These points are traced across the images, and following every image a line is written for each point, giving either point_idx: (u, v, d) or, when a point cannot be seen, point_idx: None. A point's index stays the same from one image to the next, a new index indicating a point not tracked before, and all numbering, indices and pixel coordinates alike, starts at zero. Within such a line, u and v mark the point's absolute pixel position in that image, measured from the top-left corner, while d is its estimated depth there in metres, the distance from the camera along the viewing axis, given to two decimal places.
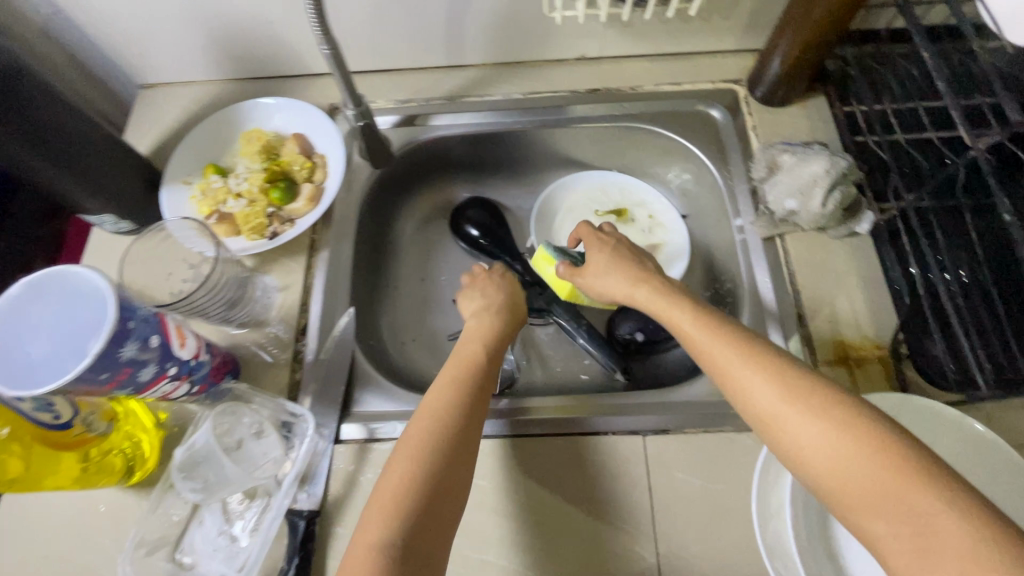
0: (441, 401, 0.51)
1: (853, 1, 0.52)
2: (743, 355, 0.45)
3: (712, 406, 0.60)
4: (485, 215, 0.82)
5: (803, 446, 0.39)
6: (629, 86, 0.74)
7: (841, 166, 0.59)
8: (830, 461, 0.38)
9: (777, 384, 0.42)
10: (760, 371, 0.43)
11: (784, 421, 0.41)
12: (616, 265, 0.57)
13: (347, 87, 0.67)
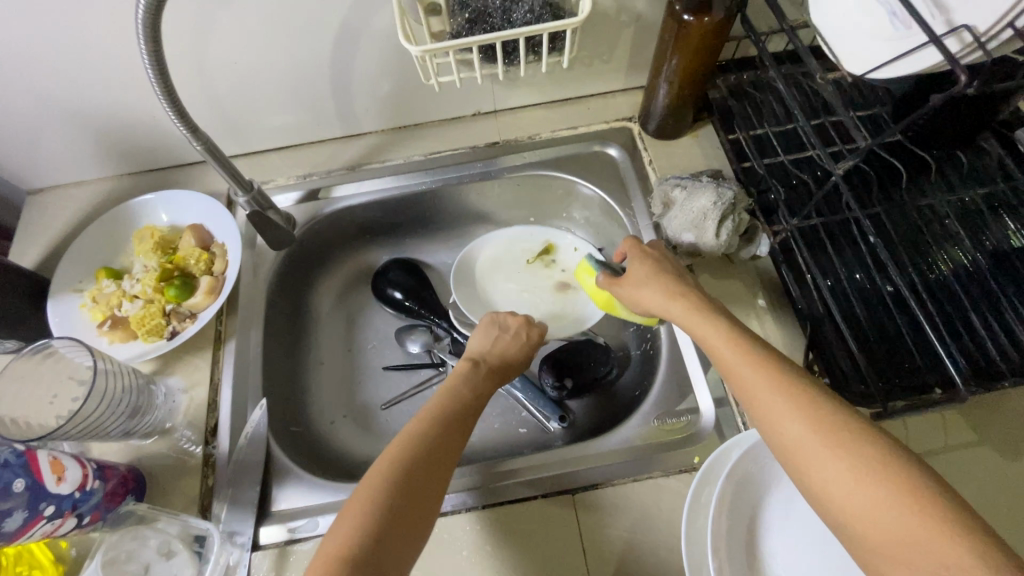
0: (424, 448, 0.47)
1: (705, 43, 0.61)
2: (777, 382, 0.42)
3: (657, 444, 0.58)
4: (407, 276, 0.78)
5: (825, 486, 0.37)
6: (527, 135, 0.76)
7: (729, 197, 0.61)
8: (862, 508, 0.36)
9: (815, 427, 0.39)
10: (798, 412, 0.40)
11: (808, 462, 0.38)
12: (657, 276, 0.55)
13: (230, 177, 0.62)
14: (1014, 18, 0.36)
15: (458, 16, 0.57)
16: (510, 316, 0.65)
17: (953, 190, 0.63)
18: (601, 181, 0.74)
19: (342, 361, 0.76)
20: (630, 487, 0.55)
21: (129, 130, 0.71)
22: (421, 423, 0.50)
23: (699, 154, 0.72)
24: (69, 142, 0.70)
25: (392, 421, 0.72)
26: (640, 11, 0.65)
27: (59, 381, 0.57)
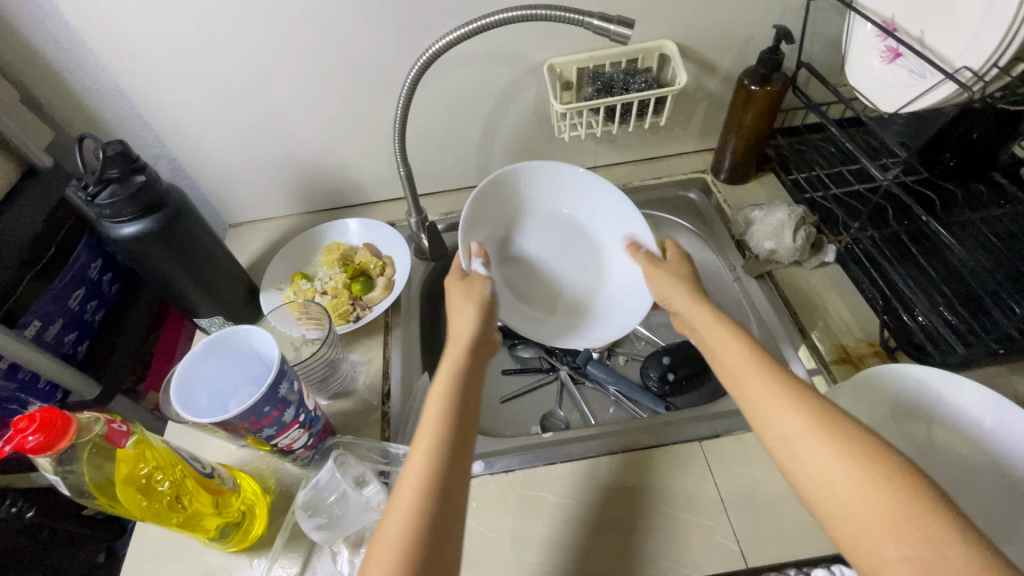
0: (446, 428, 0.50)
1: (767, 110, 0.83)
2: (778, 392, 0.49)
3: None
4: None
5: (847, 524, 0.41)
6: (621, 183, 0.97)
7: (799, 212, 0.77)
8: (901, 551, 0.38)
9: (855, 463, 0.42)
10: (829, 445, 0.44)
11: (826, 499, 0.42)
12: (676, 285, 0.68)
13: (412, 200, 0.81)
14: (998, 59, 0.54)
15: (589, 87, 0.80)
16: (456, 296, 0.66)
17: (979, 210, 0.79)
18: (686, 216, 0.92)
19: None
20: (746, 436, 0.66)
21: (322, 175, 0.94)
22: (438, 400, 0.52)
23: (764, 193, 0.90)
24: (279, 185, 0.94)
25: (513, 410, 0.87)
26: (711, 90, 0.89)
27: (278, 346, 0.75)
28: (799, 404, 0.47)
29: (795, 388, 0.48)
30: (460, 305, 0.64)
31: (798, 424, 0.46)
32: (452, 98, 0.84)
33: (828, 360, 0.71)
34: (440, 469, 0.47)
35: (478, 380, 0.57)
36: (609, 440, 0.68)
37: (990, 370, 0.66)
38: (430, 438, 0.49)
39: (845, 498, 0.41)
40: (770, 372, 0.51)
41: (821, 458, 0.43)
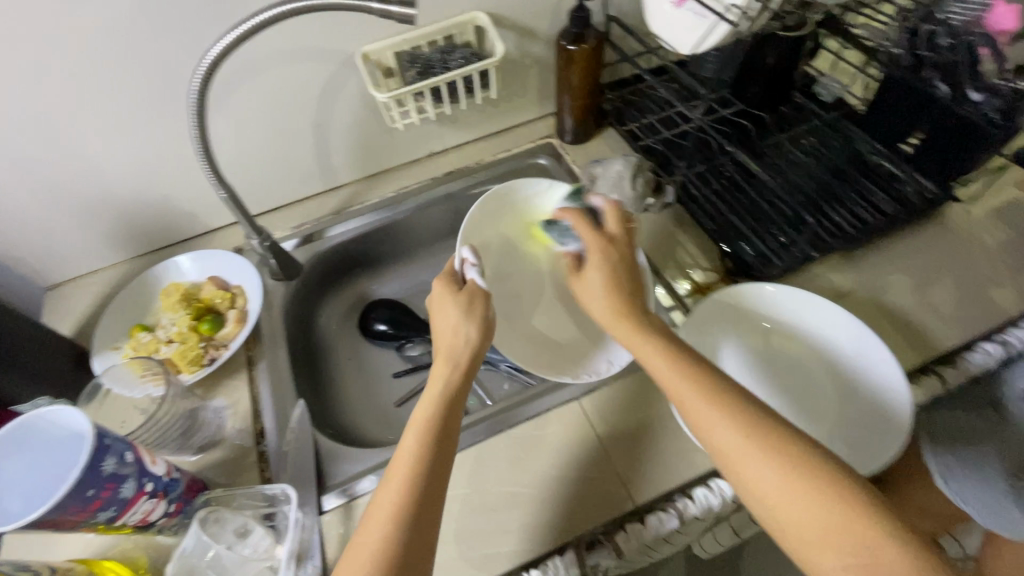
0: (421, 462, 0.51)
1: (589, 69, 0.85)
2: (712, 404, 0.49)
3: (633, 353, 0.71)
4: (392, 312, 0.92)
5: (799, 540, 0.44)
6: (473, 162, 0.96)
7: (634, 161, 0.80)
8: (832, 549, 0.42)
9: (799, 482, 0.44)
10: (771, 467, 0.45)
11: (778, 513, 0.44)
12: (613, 292, 0.58)
13: (246, 222, 0.75)
14: None
15: (409, 71, 0.77)
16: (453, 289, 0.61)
17: (787, 130, 0.87)
18: None
19: (360, 376, 0.88)
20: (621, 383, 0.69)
21: (142, 215, 0.84)
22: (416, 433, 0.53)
23: (607, 147, 0.93)
24: (94, 232, 0.83)
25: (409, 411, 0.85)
26: (537, 54, 0.89)
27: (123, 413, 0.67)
28: (743, 428, 0.47)
29: (735, 407, 0.48)
30: (444, 312, 0.60)
31: (730, 439, 0.47)
32: (269, 104, 0.78)
33: (682, 295, 0.75)
34: (416, 494, 0.50)
35: (458, 404, 0.56)
36: (499, 422, 0.67)
37: (813, 273, 0.74)
38: (407, 474, 0.51)
39: (801, 518, 0.43)
40: (705, 392, 0.50)
41: (768, 477, 0.45)
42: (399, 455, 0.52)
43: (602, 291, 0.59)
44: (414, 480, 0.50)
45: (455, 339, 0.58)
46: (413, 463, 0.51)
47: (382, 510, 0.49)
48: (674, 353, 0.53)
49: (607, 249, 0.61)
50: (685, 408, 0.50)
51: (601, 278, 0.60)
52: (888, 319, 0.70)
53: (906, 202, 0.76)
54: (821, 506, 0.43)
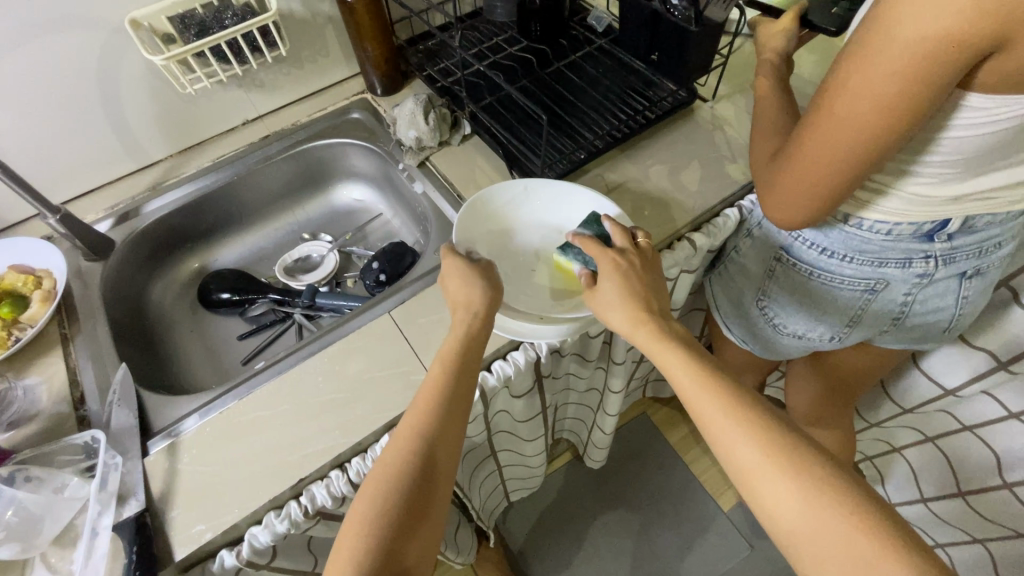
0: (420, 444, 0.55)
1: (376, 20, 0.91)
2: (712, 386, 0.54)
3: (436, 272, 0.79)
4: (230, 279, 0.94)
5: (743, 461, 0.51)
6: (289, 124, 0.99)
7: (426, 99, 0.87)
8: (768, 455, 0.50)
9: (761, 445, 0.50)
10: (744, 428, 0.51)
11: (725, 437, 0.52)
12: (623, 299, 0.61)
13: (35, 200, 0.74)
14: None
15: (186, 33, 0.79)
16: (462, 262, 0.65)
17: (566, 58, 0.97)
18: (358, 135, 0.98)
19: (204, 343, 0.91)
20: (427, 291, 0.75)
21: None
22: (416, 413, 0.57)
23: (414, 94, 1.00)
24: None
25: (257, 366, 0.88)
26: (328, 12, 0.93)
27: None
28: (729, 404, 0.53)
29: (724, 382, 0.54)
30: (457, 280, 0.64)
31: (716, 410, 0.53)
32: (43, 82, 0.77)
33: None
34: (410, 471, 0.54)
35: (472, 371, 0.61)
36: (314, 345, 0.72)
37: (590, 175, 0.85)
38: (407, 445, 0.55)
39: (744, 438, 0.51)
40: (708, 375, 0.55)
41: (718, 408, 0.53)
42: (401, 425, 0.57)
43: (615, 300, 0.62)
44: (410, 448, 0.55)
45: (471, 294, 0.63)
46: (415, 429, 0.56)
47: (372, 481, 0.55)
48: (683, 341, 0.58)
49: (630, 286, 0.62)
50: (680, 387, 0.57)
51: (614, 289, 0.62)
52: (652, 199, 0.82)
53: (660, 104, 0.89)
54: (764, 428, 0.51)
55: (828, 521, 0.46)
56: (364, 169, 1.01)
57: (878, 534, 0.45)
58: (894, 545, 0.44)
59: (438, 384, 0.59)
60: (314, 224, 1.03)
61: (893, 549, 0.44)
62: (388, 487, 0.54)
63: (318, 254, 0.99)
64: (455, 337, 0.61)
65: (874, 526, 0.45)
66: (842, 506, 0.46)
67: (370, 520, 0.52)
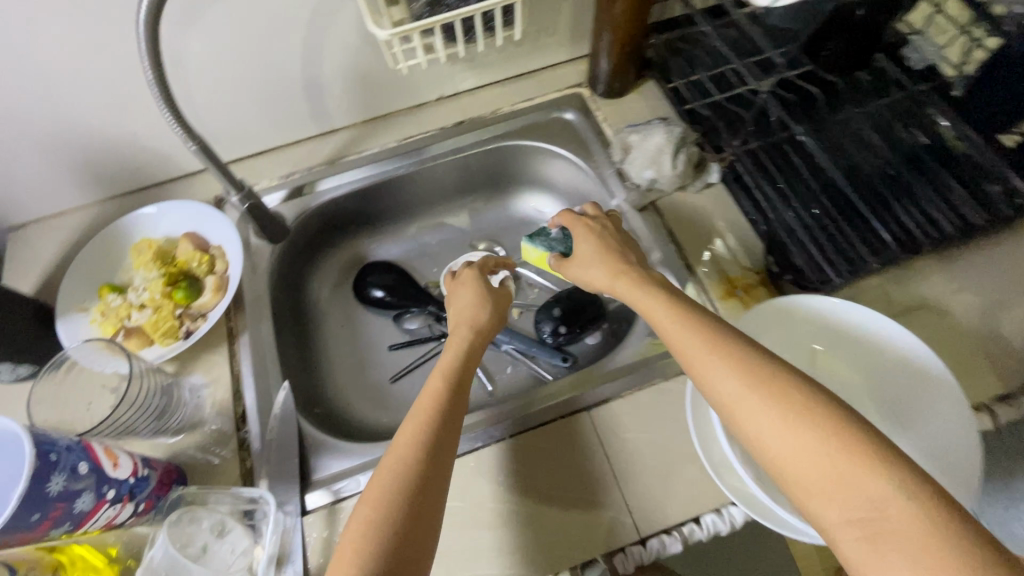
0: (430, 424, 0.51)
1: (637, 10, 0.70)
2: (707, 342, 0.46)
3: (639, 368, 0.65)
4: (388, 276, 0.84)
5: (725, 391, 0.44)
6: (489, 111, 0.83)
7: (678, 133, 0.68)
8: (748, 385, 0.43)
9: (782, 412, 0.41)
10: (767, 398, 0.41)
11: (703, 366, 0.45)
12: (601, 254, 0.62)
13: (225, 178, 0.66)
14: None
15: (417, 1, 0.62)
16: (467, 271, 0.70)
17: (863, 103, 0.73)
18: (565, 141, 0.81)
19: (353, 344, 0.82)
20: (633, 396, 0.63)
21: (106, 158, 0.73)
22: (429, 397, 0.53)
23: (645, 105, 0.80)
24: (56, 171, 0.71)
25: (406, 388, 0.78)
26: None
27: (92, 390, 0.58)
28: (739, 360, 0.44)
29: (726, 341, 0.46)
30: (467, 289, 0.67)
31: (730, 379, 0.44)
32: (248, 33, 0.65)
33: (715, 297, 0.66)
34: (420, 450, 0.49)
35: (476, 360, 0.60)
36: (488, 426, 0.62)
37: (865, 286, 0.65)
38: (414, 432, 0.50)
39: (721, 364, 0.44)
40: (704, 330, 0.47)
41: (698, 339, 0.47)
42: (402, 428, 0.51)
43: (595, 258, 0.62)
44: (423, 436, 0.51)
45: (471, 321, 0.63)
46: (431, 412, 0.52)
47: (378, 482, 0.47)
48: (671, 299, 0.53)
49: (607, 246, 0.63)
50: (680, 348, 0.48)
51: (593, 249, 0.63)
52: (946, 344, 0.62)
53: (995, 207, 0.64)
54: (739, 355, 0.45)
55: (809, 441, 0.39)
56: (558, 181, 0.85)
57: (862, 448, 0.37)
58: (886, 458, 0.37)
59: (449, 368, 0.56)
60: (486, 228, 0.89)
61: (881, 467, 0.36)
62: (398, 469, 0.48)
63: None
64: (459, 332, 0.62)
65: (867, 446, 0.38)
66: (824, 421, 0.39)
67: (383, 504, 0.45)
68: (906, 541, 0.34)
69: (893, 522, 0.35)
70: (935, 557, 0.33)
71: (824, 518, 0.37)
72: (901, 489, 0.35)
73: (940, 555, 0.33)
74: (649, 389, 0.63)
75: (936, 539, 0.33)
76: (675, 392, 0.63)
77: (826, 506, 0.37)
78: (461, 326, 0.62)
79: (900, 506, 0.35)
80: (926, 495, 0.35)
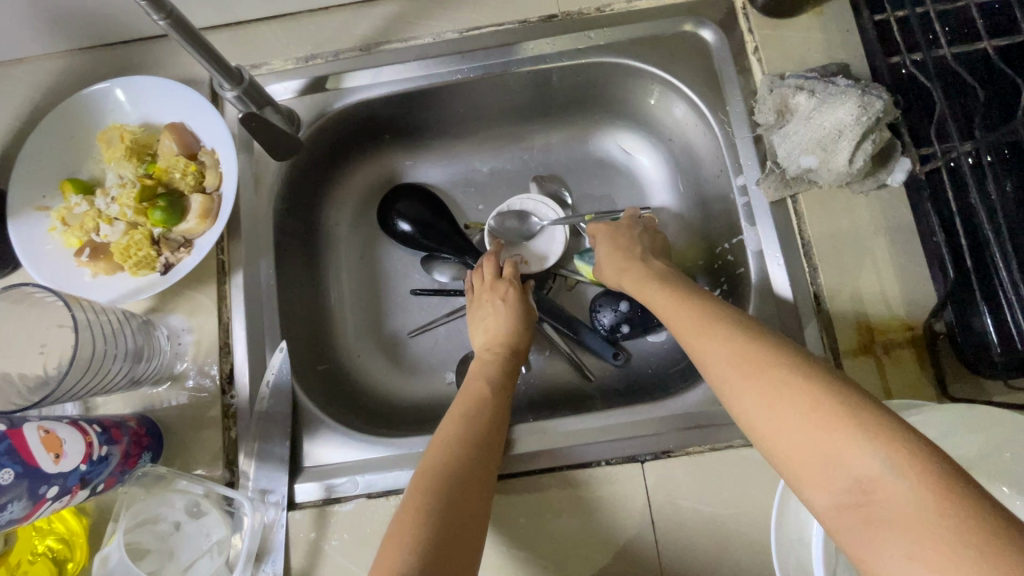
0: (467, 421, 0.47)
1: None
2: (701, 324, 0.42)
3: (714, 415, 0.51)
4: (420, 207, 0.67)
5: (714, 371, 0.39)
6: (593, 6, 0.58)
7: (876, 108, 0.45)
8: (732, 360, 0.38)
9: (763, 382, 0.35)
10: (748, 372, 0.36)
11: (696, 344, 0.41)
12: (609, 253, 0.56)
13: (213, 63, 0.46)
14: None
15: None
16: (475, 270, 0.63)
17: None
18: (691, 72, 0.57)
19: (371, 286, 0.68)
20: (703, 457, 0.49)
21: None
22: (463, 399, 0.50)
23: (821, 38, 0.54)
24: None
25: (423, 348, 0.66)
26: None
27: (47, 327, 0.47)
28: (725, 335, 0.39)
29: (717, 322, 0.41)
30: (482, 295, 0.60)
31: (717, 353, 0.39)
32: None
33: (844, 350, 0.49)
34: (459, 448, 0.44)
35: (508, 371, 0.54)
36: (516, 454, 0.51)
37: None
38: (452, 431, 0.46)
39: (710, 341, 0.40)
40: (701, 313, 0.43)
41: (694, 317, 0.43)
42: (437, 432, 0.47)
43: (606, 245, 0.57)
44: (457, 428, 0.46)
45: (510, 335, 0.57)
46: (466, 410, 0.48)
47: (419, 482, 0.41)
48: (677, 288, 0.48)
49: (619, 243, 0.56)
50: (680, 336, 0.43)
51: (607, 243, 0.57)
52: None
53: None
54: (729, 331, 0.40)
55: (787, 414, 0.33)
56: (662, 125, 0.63)
57: (845, 415, 0.31)
58: (877, 427, 0.30)
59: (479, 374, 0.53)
60: (553, 165, 0.69)
61: (864, 437, 0.30)
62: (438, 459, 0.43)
63: (540, 220, 0.66)
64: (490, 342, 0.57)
65: (849, 408, 0.32)
66: (805, 392, 0.33)
67: (424, 492, 0.40)
68: (900, 529, 0.27)
69: (884, 503, 0.28)
70: (933, 550, 0.26)
71: (813, 501, 0.31)
72: (890, 464, 0.29)
73: (941, 547, 0.26)
74: (726, 451, 0.49)
75: (933, 529, 0.27)
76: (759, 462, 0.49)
77: (815, 490, 0.31)
78: (484, 336, 0.57)
79: (890, 485, 0.28)
80: (923, 472, 0.28)
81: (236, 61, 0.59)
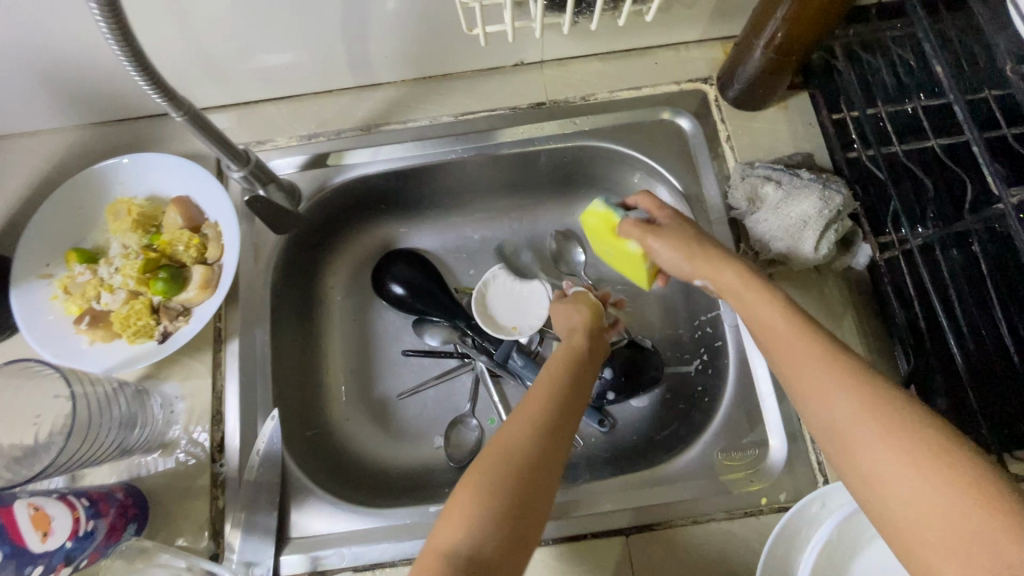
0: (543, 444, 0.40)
1: (826, 9, 0.48)
2: (826, 356, 0.37)
3: (696, 487, 0.53)
4: (413, 272, 0.69)
5: (837, 418, 0.35)
6: (580, 95, 0.63)
7: (836, 203, 0.50)
8: (867, 407, 0.34)
9: (904, 437, 0.33)
10: (887, 424, 0.33)
11: (813, 384, 0.37)
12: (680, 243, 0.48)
13: (222, 148, 0.50)
14: None
15: None
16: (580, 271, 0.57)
17: None
18: (670, 157, 0.62)
19: (363, 349, 0.70)
20: (686, 531, 0.50)
21: (83, 82, 0.57)
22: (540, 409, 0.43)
23: (786, 131, 0.60)
24: (21, 89, 0.56)
25: (411, 411, 0.67)
26: None
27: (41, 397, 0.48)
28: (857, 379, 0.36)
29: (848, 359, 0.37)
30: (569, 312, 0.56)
31: (843, 397, 0.35)
32: None
33: None
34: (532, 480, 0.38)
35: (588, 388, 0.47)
36: None
37: None
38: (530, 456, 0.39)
39: (835, 384, 0.36)
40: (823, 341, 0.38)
41: (816, 353, 0.38)
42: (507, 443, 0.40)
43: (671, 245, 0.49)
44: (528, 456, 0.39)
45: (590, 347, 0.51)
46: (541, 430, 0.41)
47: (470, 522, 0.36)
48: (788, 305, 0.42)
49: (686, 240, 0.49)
50: (791, 364, 0.39)
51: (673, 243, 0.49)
52: None
53: None
54: (862, 378, 0.36)
55: (933, 485, 0.31)
56: None
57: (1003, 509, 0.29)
58: None
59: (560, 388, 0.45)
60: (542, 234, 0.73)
61: (1020, 538, 0.28)
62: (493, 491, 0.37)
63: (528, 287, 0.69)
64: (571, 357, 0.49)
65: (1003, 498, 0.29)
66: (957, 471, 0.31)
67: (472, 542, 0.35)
68: None
69: None
70: None
71: None
72: None
73: None
74: (709, 524, 0.51)
75: None
76: (740, 536, 0.50)
77: (944, 563, 0.29)
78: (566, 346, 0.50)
79: None
80: None
81: (244, 138, 0.62)
